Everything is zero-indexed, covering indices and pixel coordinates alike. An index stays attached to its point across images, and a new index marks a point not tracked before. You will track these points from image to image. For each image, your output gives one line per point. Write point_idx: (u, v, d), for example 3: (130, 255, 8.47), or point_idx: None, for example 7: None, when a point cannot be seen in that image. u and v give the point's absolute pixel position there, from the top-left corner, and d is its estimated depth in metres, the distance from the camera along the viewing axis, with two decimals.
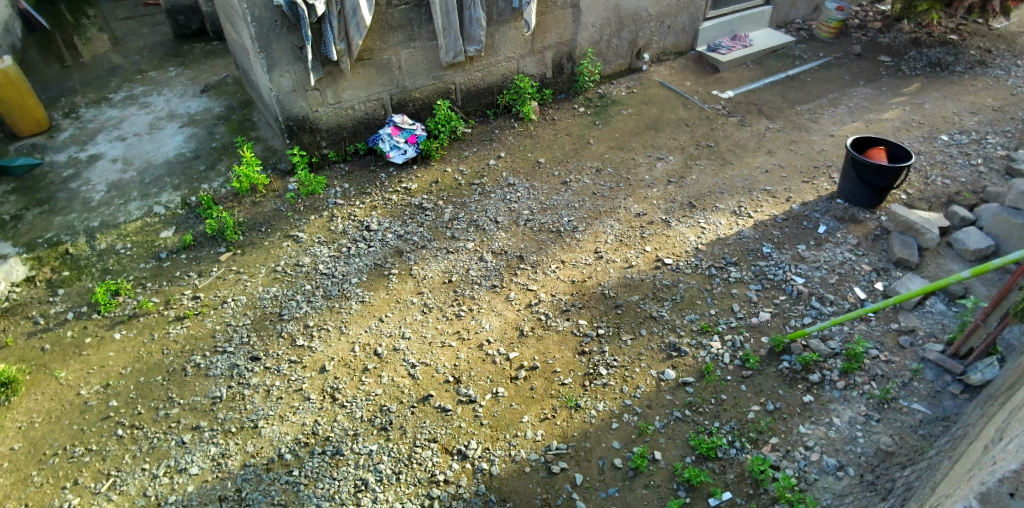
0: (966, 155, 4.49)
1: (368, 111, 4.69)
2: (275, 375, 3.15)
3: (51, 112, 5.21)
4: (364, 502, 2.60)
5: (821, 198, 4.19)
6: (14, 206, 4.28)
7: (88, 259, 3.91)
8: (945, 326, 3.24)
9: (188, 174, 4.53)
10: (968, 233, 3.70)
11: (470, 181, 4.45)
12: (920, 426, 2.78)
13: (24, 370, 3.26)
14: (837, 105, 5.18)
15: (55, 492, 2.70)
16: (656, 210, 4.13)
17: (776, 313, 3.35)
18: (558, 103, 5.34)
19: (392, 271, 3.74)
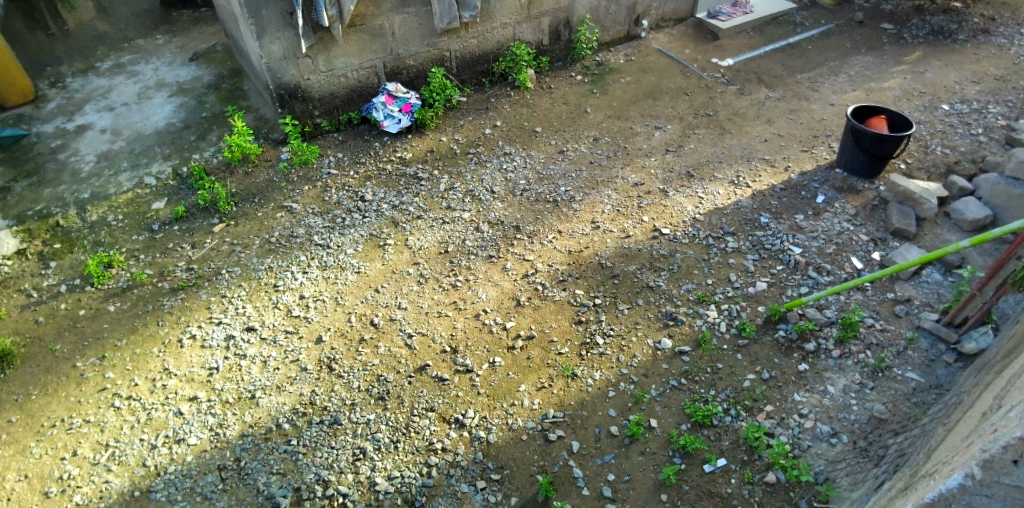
0: (966, 125, 4.45)
1: (361, 79, 4.60)
2: (272, 346, 3.15)
3: (37, 81, 5.09)
4: (363, 471, 2.62)
5: (819, 167, 4.16)
6: (2, 178, 4.21)
7: (80, 232, 3.86)
8: (941, 295, 3.25)
9: (179, 144, 4.46)
10: (966, 203, 3.69)
11: (466, 150, 4.40)
12: (913, 394, 2.80)
13: (19, 342, 3.24)
14: (838, 74, 5.11)
15: (54, 463, 2.71)
16: (654, 180, 4.10)
17: (772, 283, 3.35)
18: (555, 71, 5.25)
19: (388, 242, 3.70)
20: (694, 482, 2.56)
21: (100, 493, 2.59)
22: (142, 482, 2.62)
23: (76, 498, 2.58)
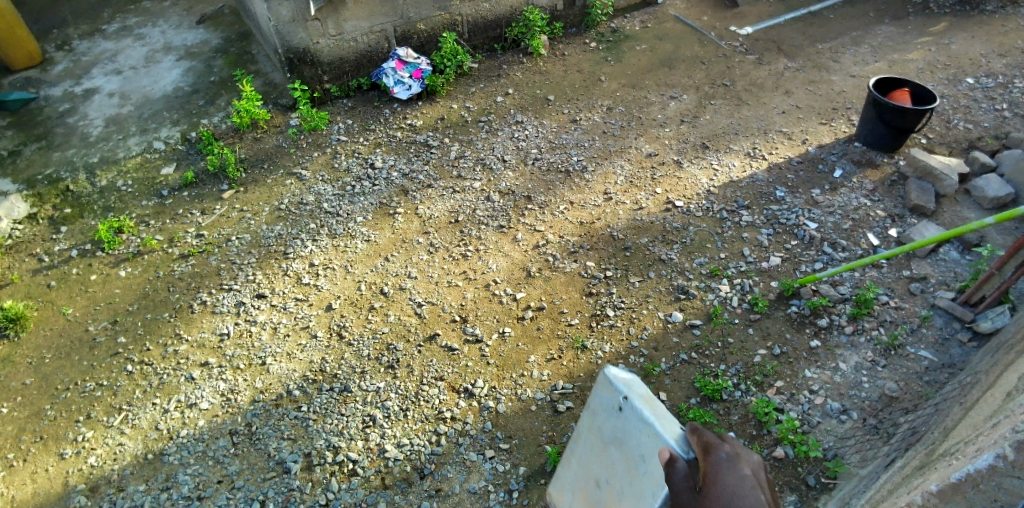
0: (991, 99, 4.32)
1: (370, 44, 4.51)
2: (282, 312, 3.15)
3: (44, 44, 5.02)
4: (372, 438, 2.64)
5: (838, 140, 4.07)
6: (10, 142, 4.19)
7: (90, 197, 3.84)
8: (958, 274, 3.20)
9: (187, 109, 4.41)
10: (988, 180, 3.61)
11: (477, 118, 4.33)
12: (925, 372, 2.77)
13: (32, 306, 3.26)
14: (860, 44, 4.97)
15: (69, 425, 2.74)
16: (668, 151, 4.03)
17: (786, 258, 3.31)
18: (569, 38, 5.12)
19: (398, 211, 3.67)
20: None
21: (114, 455, 2.63)
22: (155, 445, 2.65)
23: (91, 460, 2.62)
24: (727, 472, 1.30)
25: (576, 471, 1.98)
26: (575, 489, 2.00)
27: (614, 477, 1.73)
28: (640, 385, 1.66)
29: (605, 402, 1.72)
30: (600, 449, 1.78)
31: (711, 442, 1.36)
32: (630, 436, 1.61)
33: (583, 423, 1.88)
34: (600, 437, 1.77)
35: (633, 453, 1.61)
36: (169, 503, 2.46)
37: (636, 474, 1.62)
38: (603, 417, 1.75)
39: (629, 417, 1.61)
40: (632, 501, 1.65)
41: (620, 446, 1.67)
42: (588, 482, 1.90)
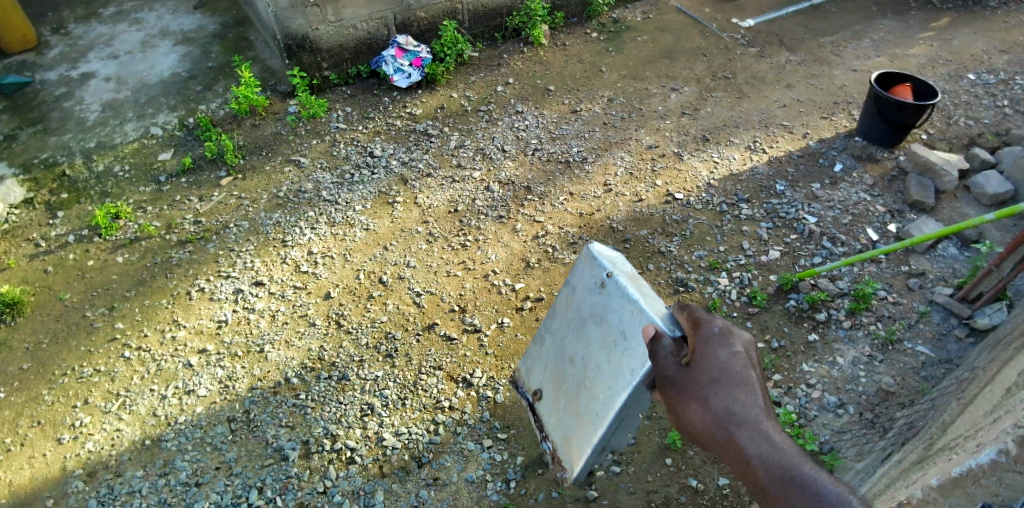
0: (992, 96, 4.32)
1: (370, 31, 4.47)
2: (280, 300, 3.14)
3: (39, 27, 4.96)
4: (371, 426, 2.64)
5: (839, 135, 4.06)
6: (6, 125, 4.15)
7: (86, 182, 3.81)
8: (956, 270, 3.20)
9: (185, 95, 4.37)
10: (987, 176, 3.61)
11: (477, 107, 4.31)
12: (922, 367, 2.79)
13: (28, 291, 3.24)
14: (862, 38, 4.95)
15: (66, 411, 2.74)
16: (668, 143, 4.01)
17: (785, 252, 3.31)
18: (570, 28, 5.09)
19: (397, 200, 3.66)
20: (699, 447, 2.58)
21: (112, 441, 2.63)
22: (153, 432, 2.65)
23: (88, 445, 2.62)
24: (719, 354, 1.37)
25: (544, 364, 1.98)
26: (541, 384, 1.99)
27: (585, 360, 1.75)
28: (624, 265, 1.72)
29: (588, 280, 1.76)
30: (575, 333, 1.80)
31: (705, 323, 1.41)
32: (612, 310, 1.65)
33: (561, 311, 1.90)
34: (577, 320, 1.80)
35: (612, 327, 1.64)
36: (166, 490, 2.46)
37: (612, 352, 1.64)
38: (583, 299, 1.78)
39: (613, 292, 1.65)
40: (602, 378, 1.66)
41: (598, 324, 1.70)
42: (555, 373, 1.91)
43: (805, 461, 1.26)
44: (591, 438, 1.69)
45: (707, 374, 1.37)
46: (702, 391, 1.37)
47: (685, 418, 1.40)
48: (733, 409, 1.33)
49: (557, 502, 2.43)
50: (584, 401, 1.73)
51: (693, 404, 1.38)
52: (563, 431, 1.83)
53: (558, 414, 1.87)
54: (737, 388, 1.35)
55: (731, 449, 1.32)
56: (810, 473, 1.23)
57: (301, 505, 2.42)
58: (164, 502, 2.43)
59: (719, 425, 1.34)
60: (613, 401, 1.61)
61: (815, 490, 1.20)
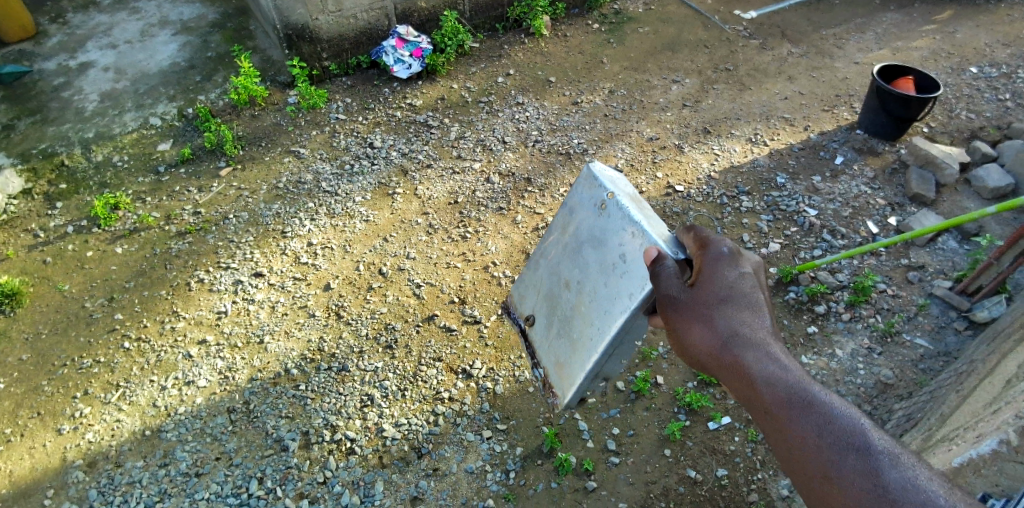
0: (994, 89, 4.31)
1: (370, 21, 4.44)
2: (280, 291, 3.14)
3: (37, 16, 4.93)
4: (370, 417, 2.65)
5: (840, 128, 4.05)
6: (5, 115, 4.13)
7: (85, 172, 3.80)
8: (956, 263, 3.20)
9: (184, 85, 4.35)
10: (988, 170, 3.61)
11: (478, 99, 4.29)
12: (921, 360, 2.79)
13: (27, 281, 3.24)
14: (864, 30, 4.92)
15: (66, 401, 2.74)
16: (669, 135, 4.00)
17: (785, 245, 3.31)
18: (571, 18, 5.06)
19: (397, 191, 3.65)
20: (698, 438, 2.59)
21: (112, 431, 2.63)
22: (152, 422, 2.65)
23: (88, 435, 2.62)
24: (727, 277, 1.38)
25: (530, 290, 1.89)
26: (527, 309, 1.91)
27: (580, 284, 1.65)
28: (625, 189, 1.64)
29: (587, 203, 1.67)
30: (567, 257, 1.71)
31: (712, 244, 1.40)
32: (610, 233, 1.57)
33: (552, 235, 1.81)
34: (571, 244, 1.71)
35: (610, 251, 1.56)
36: (166, 480, 2.47)
37: (608, 276, 1.56)
38: (579, 221, 1.69)
39: (614, 214, 1.57)
40: (598, 303, 1.58)
41: (594, 248, 1.61)
42: (546, 299, 1.80)
43: (810, 379, 1.27)
44: (582, 365, 1.62)
45: (715, 296, 1.38)
46: (709, 312, 1.37)
47: (688, 342, 1.40)
48: (739, 330, 1.34)
49: (556, 493, 2.44)
50: (577, 326, 1.65)
51: (698, 325, 1.38)
52: (553, 358, 1.76)
53: (547, 341, 1.79)
54: (744, 309, 1.36)
55: (737, 369, 1.32)
56: (818, 393, 1.24)
57: (301, 496, 2.43)
58: (164, 492, 2.44)
59: (725, 347, 1.34)
60: (608, 326, 1.53)
61: (823, 408, 1.21)
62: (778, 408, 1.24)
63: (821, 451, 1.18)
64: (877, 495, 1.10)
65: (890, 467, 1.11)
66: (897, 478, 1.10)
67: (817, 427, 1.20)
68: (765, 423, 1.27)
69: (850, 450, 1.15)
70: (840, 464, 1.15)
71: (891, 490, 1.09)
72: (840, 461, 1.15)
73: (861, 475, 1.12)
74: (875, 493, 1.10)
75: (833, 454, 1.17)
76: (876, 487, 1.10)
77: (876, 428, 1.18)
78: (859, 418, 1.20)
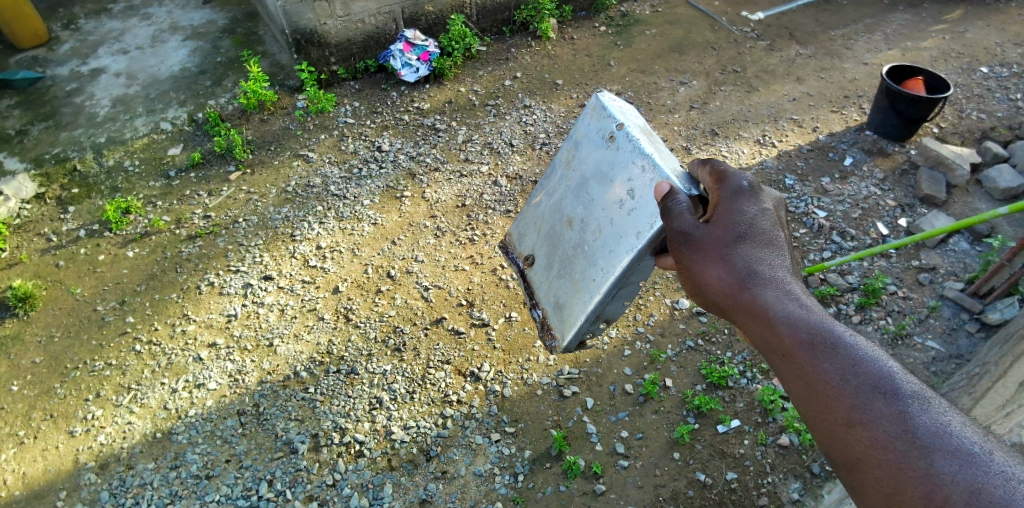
0: (1005, 89, 4.27)
1: (378, 25, 4.46)
2: (290, 294, 3.16)
3: (49, 22, 4.98)
4: (379, 420, 2.66)
5: (849, 129, 4.03)
6: (18, 121, 4.18)
7: (97, 177, 3.84)
8: (967, 265, 3.18)
9: (194, 90, 4.39)
10: (999, 171, 3.58)
11: (485, 102, 4.30)
12: (932, 363, 2.77)
13: (40, 285, 3.27)
14: (873, 31, 4.90)
15: (79, 404, 2.77)
16: (677, 137, 4.00)
17: (795, 247, 3.29)
18: (578, 21, 5.06)
19: (405, 195, 3.66)
20: (707, 441, 2.58)
21: (123, 434, 2.65)
22: (163, 424, 2.67)
23: (100, 438, 2.64)
24: (744, 214, 1.39)
25: (527, 231, 1.89)
26: (523, 250, 1.90)
27: (584, 221, 1.66)
28: (635, 121, 1.65)
29: (595, 135, 1.68)
30: (570, 194, 1.72)
31: (729, 180, 1.41)
32: (618, 166, 1.58)
33: (553, 172, 1.82)
34: (575, 180, 1.72)
35: (617, 185, 1.57)
36: (177, 482, 2.49)
37: (613, 210, 1.57)
38: (585, 155, 1.70)
39: (624, 145, 1.58)
40: (603, 240, 1.59)
41: (600, 183, 1.62)
42: (547, 238, 1.79)
43: (833, 323, 1.26)
44: (584, 305, 1.62)
45: (732, 232, 1.38)
46: (725, 251, 1.38)
47: (701, 281, 1.40)
48: (758, 269, 1.35)
49: (564, 496, 2.44)
50: (578, 265, 1.65)
51: (714, 263, 1.38)
52: (549, 300, 1.75)
53: (544, 283, 1.78)
54: (762, 249, 1.38)
55: (755, 310, 1.32)
56: (842, 335, 1.22)
57: (311, 498, 2.44)
58: (176, 494, 2.46)
59: (744, 286, 1.34)
60: (613, 263, 1.54)
61: (848, 352, 1.20)
62: (802, 350, 1.22)
63: (846, 396, 1.16)
64: (905, 442, 1.08)
65: (920, 414, 1.09)
66: (928, 424, 1.08)
67: (842, 370, 1.17)
68: (784, 366, 1.25)
69: (878, 394, 1.13)
70: (867, 409, 1.13)
71: (921, 436, 1.07)
72: (867, 405, 1.14)
73: (889, 420, 1.11)
74: (904, 439, 1.08)
75: (858, 398, 1.15)
76: (905, 433, 1.08)
77: (902, 373, 1.16)
78: (886, 362, 1.18)
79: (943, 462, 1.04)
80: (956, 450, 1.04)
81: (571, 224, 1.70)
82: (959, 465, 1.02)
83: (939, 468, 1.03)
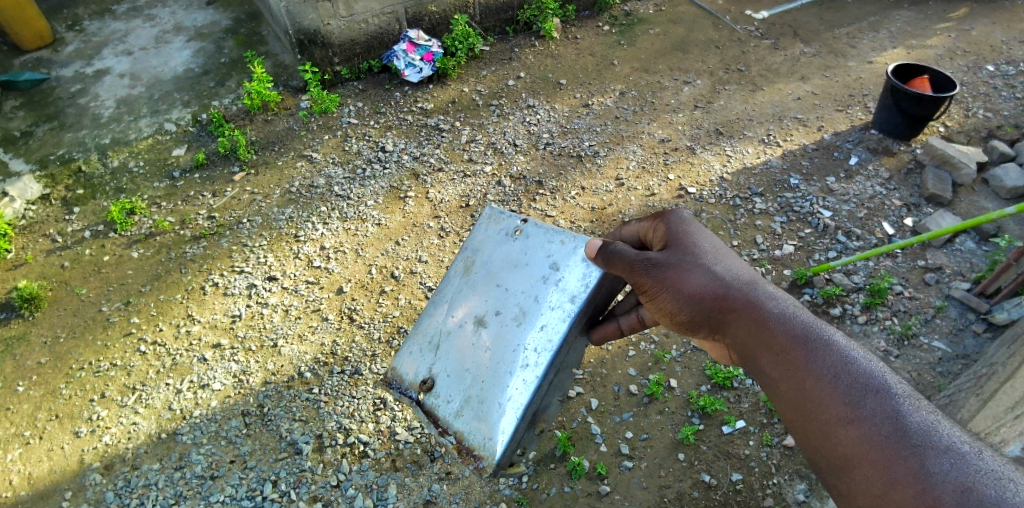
0: (1011, 87, 4.25)
1: (381, 26, 4.46)
2: (293, 295, 3.16)
3: (54, 24, 5.00)
4: (383, 420, 2.66)
5: (854, 128, 4.01)
6: (23, 122, 4.20)
7: (102, 178, 3.85)
8: (974, 264, 3.16)
9: (198, 91, 4.40)
10: (1006, 169, 3.56)
11: (488, 102, 4.29)
12: (939, 363, 2.75)
13: (45, 286, 3.28)
14: (878, 29, 4.87)
15: (84, 404, 2.78)
16: (681, 136, 3.98)
17: (800, 247, 3.28)
18: (581, 20, 5.04)
19: (408, 195, 3.66)
20: (712, 442, 2.57)
21: (128, 434, 2.66)
22: (168, 425, 2.68)
23: (105, 438, 2.65)
24: (704, 241, 1.58)
25: (420, 358, 1.80)
26: (414, 381, 1.78)
27: (502, 310, 1.74)
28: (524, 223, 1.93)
29: (495, 236, 1.89)
30: (482, 292, 1.81)
31: (678, 214, 1.63)
32: (534, 248, 1.79)
33: (446, 286, 1.90)
34: (481, 278, 1.84)
35: (539, 264, 1.76)
36: (182, 483, 2.49)
37: (537, 287, 1.72)
38: (486, 256, 1.87)
39: (534, 233, 1.82)
40: (531, 320, 1.68)
41: (515, 270, 1.79)
42: (453, 351, 1.76)
43: (822, 329, 1.38)
44: (522, 391, 1.62)
45: (700, 255, 1.55)
46: (705, 263, 1.54)
47: (679, 299, 1.53)
48: (736, 281, 1.50)
49: (569, 497, 2.44)
50: (505, 353, 1.68)
51: (697, 273, 1.53)
52: (467, 411, 1.66)
53: (456, 396, 1.69)
54: (734, 265, 1.55)
55: (747, 318, 1.44)
56: (831, 341, 1.34)
57: (315, 499, 2.44)
58: (180, 494, 2.47)
59: (726, 299, 1.49)
60: (551, 333, 1.64)
61: (839, 356, 1.31)
62: (795, 354, 1.35)
63: (840, 396, 1.27)
64: (898, 440, 1.17)
65: (911, 413, 1.20)
66: (917, 422, 1.18)
67: (834, 373, 1.29)
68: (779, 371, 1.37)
69: (871, 395, 1.24)
70: (860, 409, 1.24)
71: (913, 435, 1.17)
72: (859, 404, 1.24)
73: (882, 418, 1.21)
74: (897, 437, 1.18)
75: (851, 398, 1.25)
76: (898, 431, 1.18)
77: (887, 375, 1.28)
78: (873, 364, 1.29)
79: (934, 459, 1.13)
80: (947, 449, 1.14)
81: (486, 320, 1.76)
82: (950, 462, 1.12)
83: (931, 465, 1.13)
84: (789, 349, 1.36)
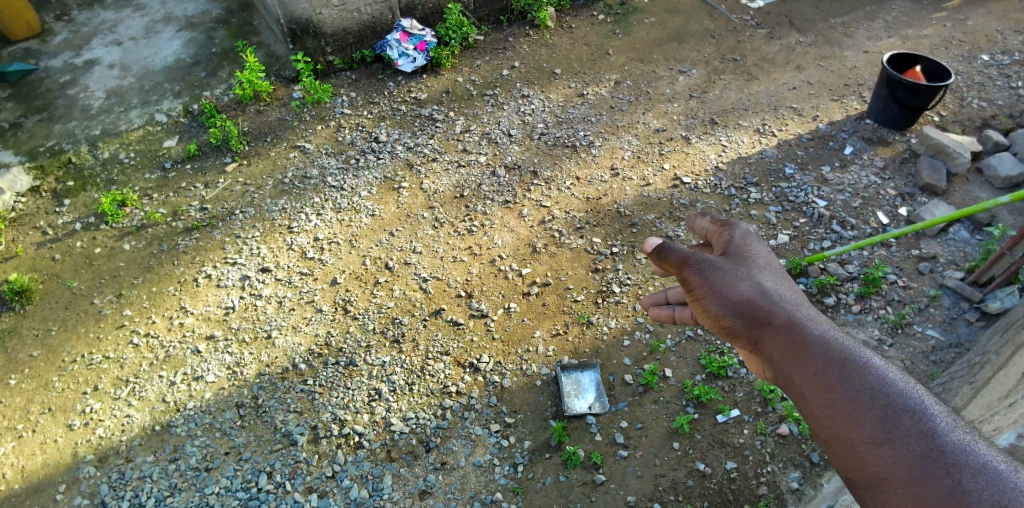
0: (1006, 77, 4.25)
1: (375, 15, 4.42)
2: (287, 286, 3.15)
3: (43, 13, 4.93)
4: (378, 411, 2.65)
5: (849, 117, 4.00)
6: (12, 113, 4.15)
7: (92, 169, 3.82)
8: (968, 253, 3.17)
9: (189, 81, 4.35)
10: (1000, 158, 3.57)
11: (483, 92, 4.26)
12: (932, 352, 2.76)
13: (36, 279, 3.25)
14: (873, 19, 4.86)
15: (77, 397, 2.76)
16: (676, 126, 3.97)
17: (795, 236, 3.28)
18: (576, 10, 5.01)
19: (402, 185, 3.64)
20: (707, 432, 2.58)
21: (122, 427, 2.64)
22: (162, 417, 2.67)
23: (99, 431, 2.64)
24: (759, 254, 1.38)
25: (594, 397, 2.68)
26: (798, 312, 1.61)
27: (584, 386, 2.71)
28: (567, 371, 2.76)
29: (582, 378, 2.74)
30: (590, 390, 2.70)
31: (739, 224, 1.46)
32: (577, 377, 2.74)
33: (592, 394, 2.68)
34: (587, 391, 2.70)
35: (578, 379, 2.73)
36: (177, 475, 2.49)
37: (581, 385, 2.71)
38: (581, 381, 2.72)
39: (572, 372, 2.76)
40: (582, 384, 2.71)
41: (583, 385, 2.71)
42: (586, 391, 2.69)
43: (859, 347, 1.16)
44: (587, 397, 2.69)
45: (750, 261, 1.36)
46: (751, 275, 1.32)
47: (722, 307, 1.31)
48: (782, 295, 1.28)
49: (564, 486, 2.44)
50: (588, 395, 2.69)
51: (741, 285, 1.31)
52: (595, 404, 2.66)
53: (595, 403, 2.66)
54: (783, 280, 1.33)
55: (785, 333, 1.22)
56: (865, 358, 1.13)
57: (310, 490, 2.44)
58: (175, 487, 2.46)
59: (765, 310, 1.26)
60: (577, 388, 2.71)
61: (872, 372, 1.10)
62: (824, 370, 1.13)
63: (869, 411, 1.06)
64: (930, 459, 0.97)
65: (947, 431, 1.00)
66: (956, 441, 0.98)
67: (871, 389, 1.08)
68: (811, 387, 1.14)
69: (904, 412, 1.03)
70: (890, 429, 1.03)
71: (948, 453, 0.97)
72: (890, 421, 1.03)
73: (917, 436, 1.00)
74: (931, 456, 0.98)
75: (880, 414, 1.05)
76: (933, 451, 0.98)
77: (930, 395, 1.07)
78: (914, 382, 1.08)
79: (968, 478, 0.93)
80: (982, 467, 0.93)
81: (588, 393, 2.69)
82: (987, 483, 0.92)
83: (965, 486, 0.93)
84: (816, 364, 1.14)
